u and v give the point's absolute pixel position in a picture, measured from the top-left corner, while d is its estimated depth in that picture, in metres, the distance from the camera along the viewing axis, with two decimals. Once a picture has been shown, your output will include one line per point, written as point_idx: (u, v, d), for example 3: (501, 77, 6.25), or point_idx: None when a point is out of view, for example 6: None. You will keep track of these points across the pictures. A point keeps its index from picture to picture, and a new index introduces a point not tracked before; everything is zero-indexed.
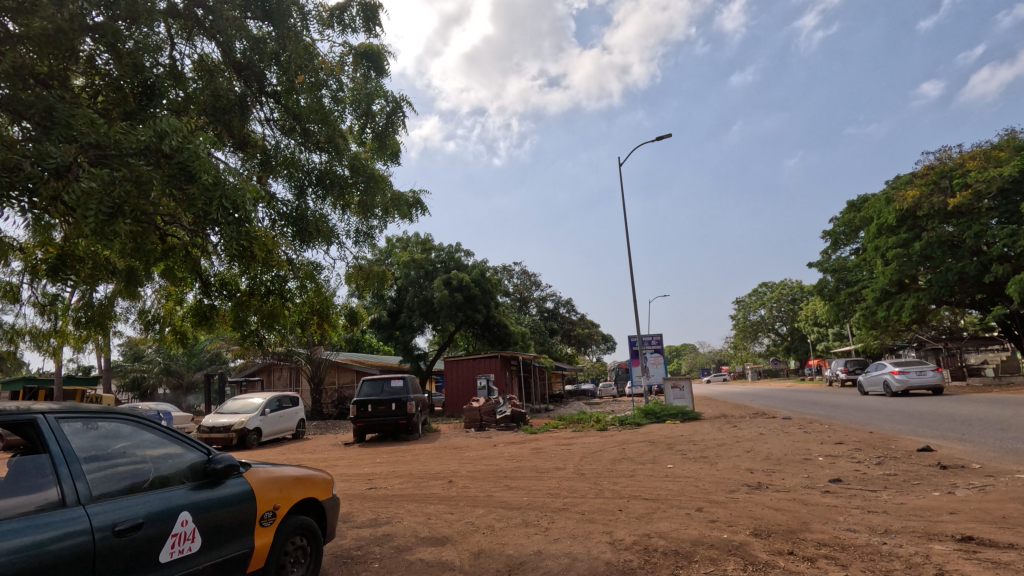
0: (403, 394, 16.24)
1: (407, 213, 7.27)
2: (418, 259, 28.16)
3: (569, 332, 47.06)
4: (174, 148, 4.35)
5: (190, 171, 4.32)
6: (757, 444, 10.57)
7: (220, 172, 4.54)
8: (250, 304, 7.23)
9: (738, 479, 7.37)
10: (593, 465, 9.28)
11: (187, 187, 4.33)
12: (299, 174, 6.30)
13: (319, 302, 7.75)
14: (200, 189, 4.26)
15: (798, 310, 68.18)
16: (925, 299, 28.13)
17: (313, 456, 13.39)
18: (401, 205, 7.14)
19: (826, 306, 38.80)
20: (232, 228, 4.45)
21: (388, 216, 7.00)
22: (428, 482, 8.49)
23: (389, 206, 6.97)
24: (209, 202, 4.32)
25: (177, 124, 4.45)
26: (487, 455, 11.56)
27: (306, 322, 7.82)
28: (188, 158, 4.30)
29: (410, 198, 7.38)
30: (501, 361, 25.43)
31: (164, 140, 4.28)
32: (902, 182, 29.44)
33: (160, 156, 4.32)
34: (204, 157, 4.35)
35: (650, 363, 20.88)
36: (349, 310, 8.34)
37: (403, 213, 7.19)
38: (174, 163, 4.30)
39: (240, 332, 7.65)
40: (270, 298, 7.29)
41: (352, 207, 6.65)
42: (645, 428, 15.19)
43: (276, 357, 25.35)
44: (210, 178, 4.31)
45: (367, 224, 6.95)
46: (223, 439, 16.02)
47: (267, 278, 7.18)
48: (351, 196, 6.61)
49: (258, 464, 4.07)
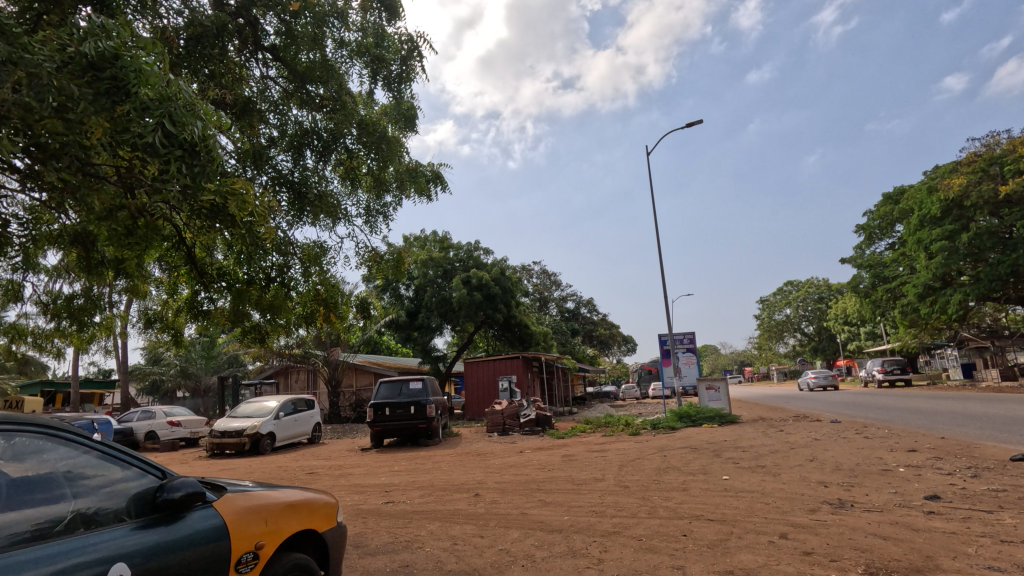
0: (422, 396, 15.35)
1: (427, 189, 6.40)
2: (436, 258, 27.34)
3: (590, 332, 46.02)
4: (105, 57, 3.64)
5: (129, 87, 3.64)
6: (818, 451, 9.44)
7: (169, 87, 3.81)
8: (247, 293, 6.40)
9: (816, 496, 6.28)
10: (636, 476, 8.25)
11: (121, 105, 3.62)
12: (296, 136, 5.52)
13: (327, 292, 6.83)
14: (138, 107, 3.59)
15: (826, 309, 66.11)
16: (973, 294, 26.47)
17: (328, 462, 12.60)
18: (417, 177, 6.24)
19: (860, 304, 37.20)
20: (179, 165, 3.75)
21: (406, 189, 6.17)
22: (452, 496, 7.54)
23: (405, 178, 6.13)
24: (148, 125, 3.60)
25: (115, 29, 3.75)
26: (514, 463, 10.59)
27: (312, 316, 6.92)
28: (126, 71, 3.61)
29: (431, 170, 6.52)
30: (522, 362, 24.53)
31: (90, 45, 3.59)
32: (945, 170, 27.96)
33: (90, 70, 3.62)
34: (146, 70, 3.65)
35: (683, 363, 19.74)
36: (361, 300, 7.42)
37: (420, 186, 6.29)
38: (106, 78, 3.63)
39: (239, 327, 6.79)
40: (271, 287, 6.44)
41: (362, 183, 5.93)
42: (682, 433, 14.12)
43: (293, 359, 24.78)
44: (154, 95, 3.64)
45: (379, 201, 6.10)
46: (235, 444, 15.28)
47: (265, 266, 6.35)
48: (360, 166, 5.82)
49: (240, 487, 3.17)
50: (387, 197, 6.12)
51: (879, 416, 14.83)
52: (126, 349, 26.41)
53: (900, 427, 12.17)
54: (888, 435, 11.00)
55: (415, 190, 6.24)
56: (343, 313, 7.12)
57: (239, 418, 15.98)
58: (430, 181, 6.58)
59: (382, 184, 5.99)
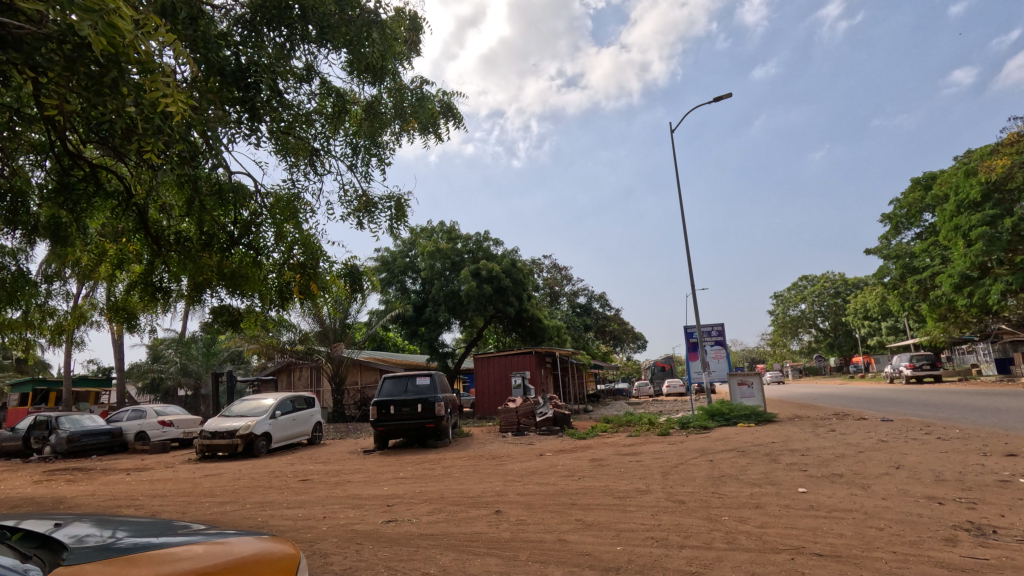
0: (429, 393, 14.01)
1: (438, 123, 6.84)
2: (444, 249, 25.98)
3: (603, 328, 44.58)
4: None
5: None
6: (898, 456, 8.01)
7: None
8: (195, 254, 5.15)
9: (942, 521, 4.87)
10: (689, 487, 6.83)
11: None
12: (253, 10, 5.29)
13: (304, 254, 5.51)
14: None
15: (843, 304, 64.08)
16: (1016, 283, 24.74)
17: (327, 466, 11.26)
18: (424, 107, 6.59)
19: (887, 297, 35.47)
20: None
21: (407, 121, 6.52)
22: (468, 512, 6.20)
23: (419, 115, 6.55)
24: None
25: None
26: (537, 469, 9.20)
27: (290, 294, 5.61)
28: None
29: (442, 103, 6.91)
30: (536, 358, 23.12)
31: None
32: (984, 153, 26.43)
33: None
34: None
35: (711, 357, 18.28)
36: (349, 269, 6.05)
37: (419, 118, 6.47)
38: None
39: (192, 301, 5.46)
40: (235, 253, 5.30)
41: (356, 131, 6.40)
42: (720, 433, 12.67)
43: (295, 355, 23.61)
44: None
45: (377, 141, 6.53)
46: (227, 446, 13.96)
47: (222, 225, 5.26)
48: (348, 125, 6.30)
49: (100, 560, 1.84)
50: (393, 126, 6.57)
51: (938, 415, 13.28)
52: (121, 344, 25.31)
53: (973, 427, 10.72)
54: (970, 437, 9.55)
55: (423, 122, 6.59)
56: (327, 285, 5.71)
57: (232, 418, 14.74)
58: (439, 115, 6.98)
59: (365, 140, 6.46)
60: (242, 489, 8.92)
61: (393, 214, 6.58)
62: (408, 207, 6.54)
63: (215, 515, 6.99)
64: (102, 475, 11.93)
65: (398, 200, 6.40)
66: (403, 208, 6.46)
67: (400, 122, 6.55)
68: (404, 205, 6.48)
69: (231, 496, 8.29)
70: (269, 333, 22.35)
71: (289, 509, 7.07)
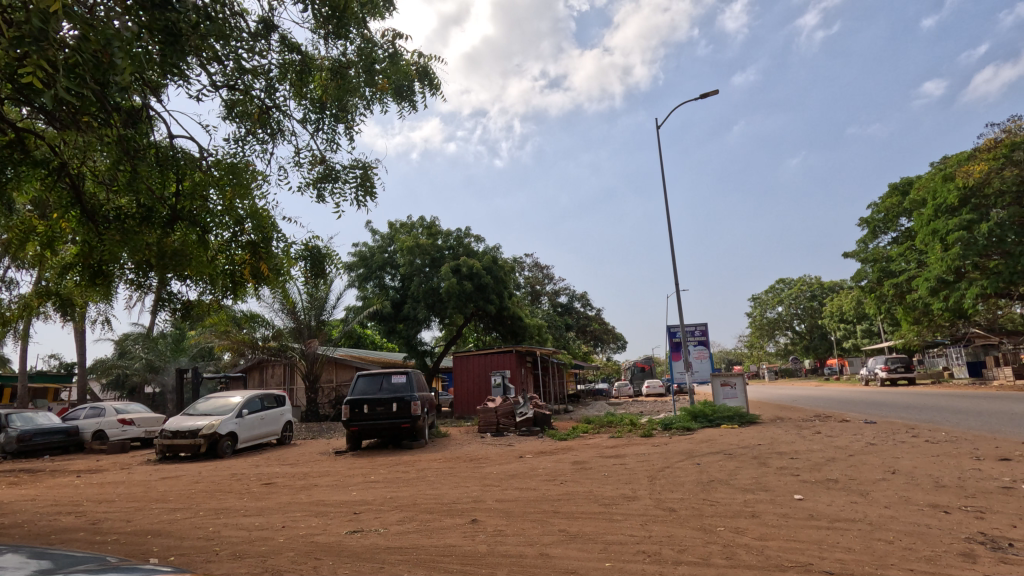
0: (405, 392, 13.45)
1: (413, 87, 6.45)
2: (424, 244, 25.35)
3: (584, 327, 44.35)
4: None
5: None
6: (890, 460, 7.73)
7: None
8: (130, 230, 4.64)
9: (951, 532, 4.55)
10: (678, 493, 6.41)
11: None
12: None
13: (260, 227, 5.27)
14: None
15: (819, 307, 64.97)
16: (991, 287, 24.99)
17: (294, 468, 10.63)
18: (397, 64, 6.20)
19: (864, 300, 35.78)
20: None
21: (379, 85, 6.14)
22: (443, 521, 5.70)
23: (392, 78, 6.16)
24: None
25: None
26: (516, 473, 8.72)
27: (241, 280, 5.44)
28: None
29: (418, 66, 6.49)
30: (516, 357, 22.69)
31: None
32: (962, 158, 26.78)
33: None
34: None
35: (694, 357, 18.04)
36: (309, 252, 5.81)
37: (384, 80, 6.18)
38: None
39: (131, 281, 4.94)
40: (178, 230, 4.89)
41: (318, 100, 6.17)
42: (705, 435, 12.36)
43: (268, 352, 22.75)
44: None
45: (342, 106, 6.20)
46: (189, 447, 13.20)
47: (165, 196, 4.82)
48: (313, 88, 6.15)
49: None
50: (364, 93, 6.22)
51: (922, 417, 13.15)
52: (81, 337, 24.09)
53: (958, 430, 10.59)
54: (959, 440, 9.39)
55: (397, 85, 6.22)
56: (283, 268, 5.47)
57: (196, 417, 13.97)
58: (416, 79, 6.54)
59: (331, 107, 6.21)
60: (198, 494, 8.24)
61: (358, 184, 6.02)
62: (376, 178, 6.02)
63: (163, 523, 6.35)
64: (49, 477, 11.08)
65: (364, 170, 5.89)
66: (370, 177, 5.94)
67: (372, 87, 6.18)
68: (371, 175, 5.97)
69: (184, 502, 7.62)
70: (239, 328, 21.50)
71: (245, 517, 6.46)
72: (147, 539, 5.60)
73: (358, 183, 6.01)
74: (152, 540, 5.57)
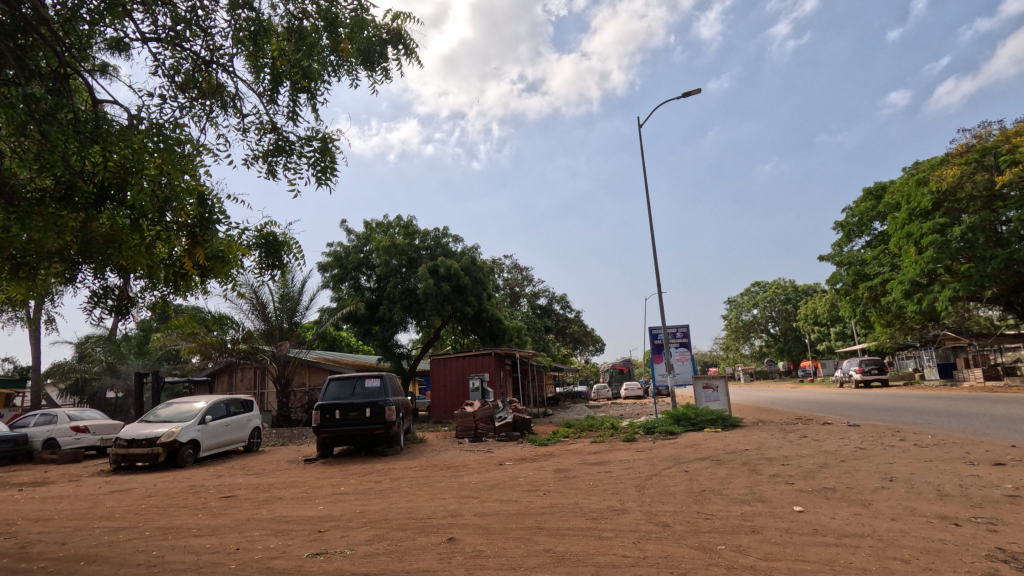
0: (379, 397, 12.83)
1: (384, 53, 5.98)
2: (400, 245, 24.69)
3: (563, 330, 44.08)
4: None
5: None
6: (884, 466, 7.45)
7: None
8: (50, 215, 4.26)
9: (970, 548, 4.18)
10: (670, 505, 6.00)
11: None
12: None
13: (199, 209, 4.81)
14: None
15: (793, 310, 65.96)
16: (962, 291, 25.31)
17: (258, 479, 9.95)
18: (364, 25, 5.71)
19: (839, 303, 36.17)
20: None
21: (343, 50, 5.71)
22: (414, 541, 5.17)
23: (356, 41, 5.68)
24: None
25: None
26: (496, 482, 8.21)
27: (186, 274, 5.20)
28: None
29: (390, 30, 6.00)
30: (495, 360, 22.21)
31: None
32: (935, 163, 27.18)
33: None
34: None
35: (675, 360, 17.80)
36: (264, 240, 5.44)
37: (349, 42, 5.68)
38: None
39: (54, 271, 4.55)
40: (106, 212, 4.64)
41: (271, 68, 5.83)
42: (690, 439, 12.06)
43: (237, 355, 21.84)
44: None
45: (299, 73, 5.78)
46: (146, 456, 12.37)
47: (85, 170, 4.56)
48: (265, 54, 5.79)
49: None
50: (327, 59, 5.85)
51: (905, 421, 13.01)
52: (37, 339, 22.79)
53: (944, 433, 10.43)
54: (948, 444, 9.19)
55: (362, 49, 5.75)
56: (229, 257, 5.04)
57: (155, 424, 13.13)
58: (388, 45, 6.05)
59: (289, 77, 5.84)
60: (149, 510, 7.55)
61: (317, 158, 5.47)
62: (336, 156, 5.48)
63: (103, 545, 5.70)
64: None
65: (323, 141, 5.34)
66: (328, 152, 5.40)
67: (336, 54, 5.78)
68: (330, 150, 5.42)
69: (131, 520, 6.93)
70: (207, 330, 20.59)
71: (196, 538, 5.83)
72: (79, 566, 4.94)
73: (315, 161, 5.47)
74: (85, 567, 4.93)
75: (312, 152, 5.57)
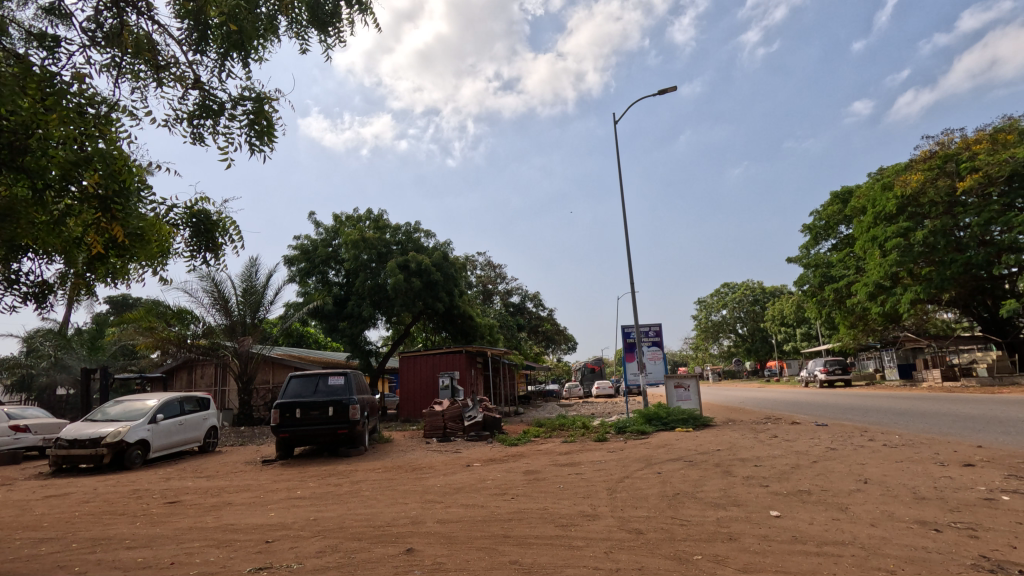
0: (343, 395, 12.28)
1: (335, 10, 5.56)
2: (370, 239, 23.97)
3: (536, 328, 43.90)
4: None
5: None
6: (858, 468, 7.34)
7: None
8: None
9: (954, 557, 4.00)
10: (643, 510, 5.72)
11: None
12: None
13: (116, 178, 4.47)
14: None
15: (761, 311, 67.25)
16: (923, 293, 26.00)
17: (209, 483, 9.34)
18: None
19: (805, 304, 36.89)
20: None
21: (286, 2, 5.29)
22: (369, 553, 4.76)
23: None
24: None
25: None
26: (462, 485, 7.83)
27: (102, 255, 4.97)
28: None
29: None
30: (466, 357, 21.80)
31: None
32: (901, 168, 27.78)
33: None
34: None
35: (647, 358, 17.69)
36: (193, 218, 5.19)
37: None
38: None
39: None
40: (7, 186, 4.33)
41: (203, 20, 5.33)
42: (662, 439, 11.90)
43: (197, 351, 20.88)
44: None
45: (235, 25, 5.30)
46: (89, 458, 11.58)
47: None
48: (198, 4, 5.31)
49: None
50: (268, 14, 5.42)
51: (873, 420, 13.09)
52: None
53: (912, 433, 10.47)
54: (917, 444, 9.18)
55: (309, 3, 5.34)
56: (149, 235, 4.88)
57: (100, 423, 12.32)
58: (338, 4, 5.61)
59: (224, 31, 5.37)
60: (82, 518, 6.92)
61: (250, 120, 4.99)
62: (273, 118, 5.02)
63: (19, 560, 5.10)
64: None
65: (256, 98, 4.88)
66: (263, 114, 4.93)
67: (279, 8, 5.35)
68: (265, 112, 4.96)
69: (58, 530, 6.30)
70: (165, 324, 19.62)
71: (128, 550, 5.28)
72: None
73: (249, 124, 4.99)
74: None
75: (243, 113, 5.09)
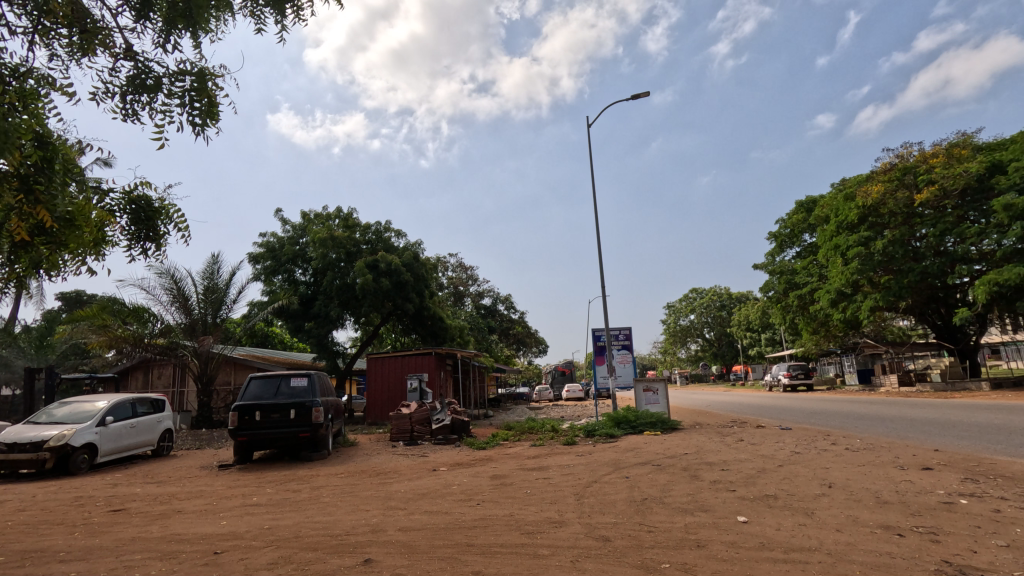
0: (306, 397, 11.91)
1: None
2: (338, 237, 23.46)
3: (507, 330, 43.74)
4: None
5: None
6: (822, 472, 7.40)
7: None
8: None
9: (917, 562, 3.99)
10: (610, 516, 5.62)
11: None
12: None
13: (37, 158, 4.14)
14: None
15: (728, 316, 68.57)
16: (881, 301, 26.86)
17: (159, 489, 8.87)
18: None
19: (770, 310, 37.73)
20: None
21: None
22: (325, 564, 4.51)
23: None
24: None
25: None
26: (427, 491, 7.61)
27: (28, 244, 4.58)
28: None
29: None
30: (435, 359, 21.49)
31: None
32: (862, 180, 28.66)
33: None
34: None
35: (617, 362, 17.73)
36: (132, 204, 4.86)
37: None
38: None
39: None
40: None
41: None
42: (631, 443, 11.88)
43: (154, 351, 20.03)
44: None
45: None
46: (30, 462, 10.91)
47: None
48: None
49: None
50: None
51: (835, 424, 13.32)
52: None
53: (872, 437, 10.69)
54: (877, 448, 9.34)
55: None
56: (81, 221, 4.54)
57: (44, 425, 11.64)
58: None
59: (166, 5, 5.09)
60: (14, 528, 6.44)
61: (190, 98, 4.70)
62: (216, 97, 4.76)
63: None
64: None
65: (198, 73, 4.62)
66: (205, 92, 4.67)
67: None
68: (208, 90, 4.69)
69: None
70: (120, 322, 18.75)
71: (61, 563, 4.90)
72: None
73: (190, 102, 4.70)
74: None
75: (184, 90, 4.81)
